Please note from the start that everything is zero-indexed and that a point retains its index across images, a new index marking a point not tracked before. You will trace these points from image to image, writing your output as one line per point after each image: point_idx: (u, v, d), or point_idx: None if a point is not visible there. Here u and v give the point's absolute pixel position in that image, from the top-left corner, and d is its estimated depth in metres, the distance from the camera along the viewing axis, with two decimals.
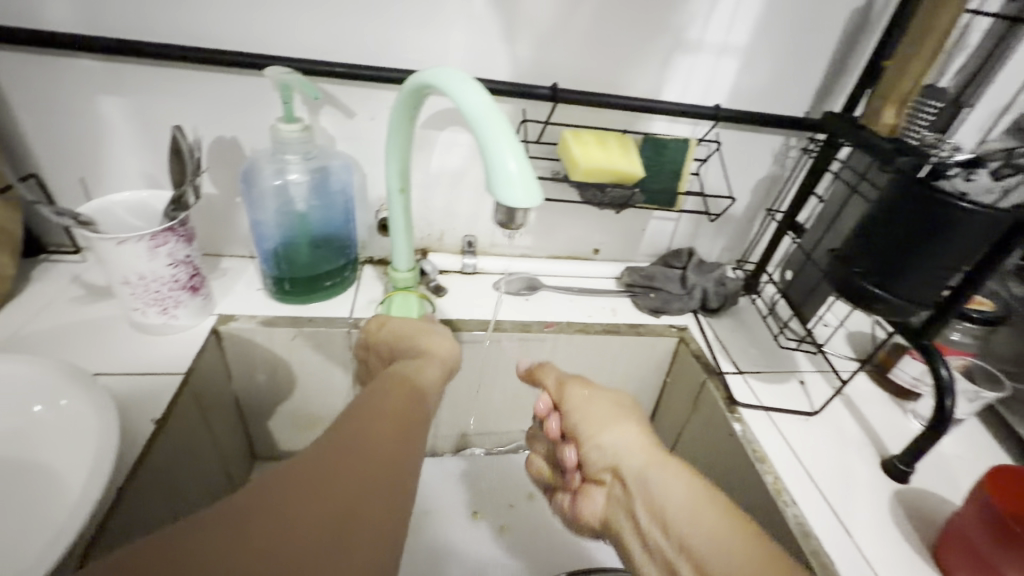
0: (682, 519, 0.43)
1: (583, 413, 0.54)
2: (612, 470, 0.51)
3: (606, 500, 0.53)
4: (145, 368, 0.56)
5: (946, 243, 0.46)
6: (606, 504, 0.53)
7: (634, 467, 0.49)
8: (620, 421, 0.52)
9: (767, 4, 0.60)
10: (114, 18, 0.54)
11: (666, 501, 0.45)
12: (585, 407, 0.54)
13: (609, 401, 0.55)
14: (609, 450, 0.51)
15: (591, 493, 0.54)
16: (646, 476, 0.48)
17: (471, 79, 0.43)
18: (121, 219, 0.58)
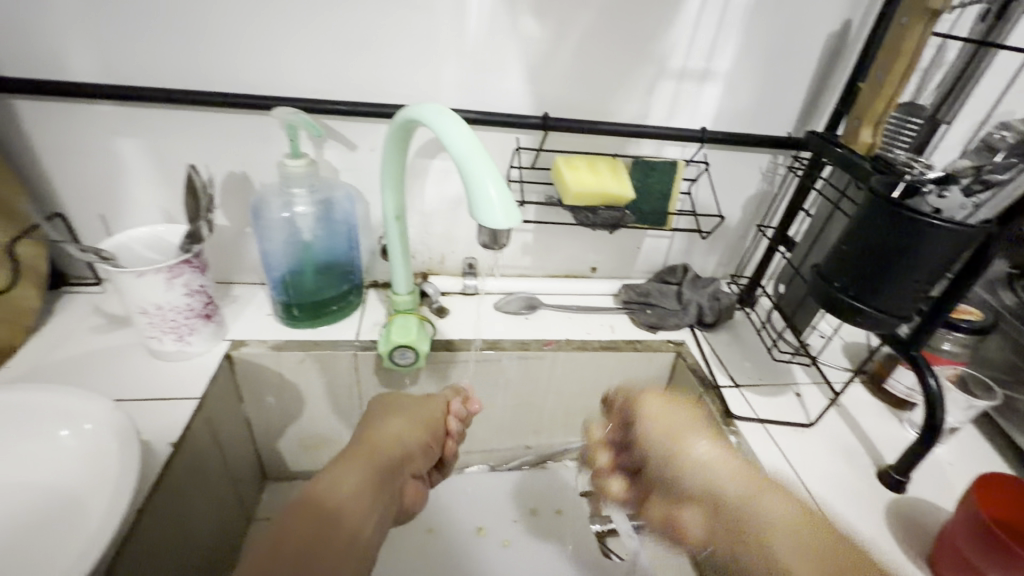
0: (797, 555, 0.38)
1: (660, 425, 0.50)
2: (703, 503, 0.45)
3: (704, 525, 0.45)
4: (161, 394, 0.59)
5: (919, 258, 0.48)
6: (701, 537, 0.46)
7: (730, 489, 0.44)
8: (707, 440, 0.48)
9: (745, 33, 0.63)
10: (133, 68, 0.58)
11: (776, 532, 0.40)
12: (665, 416, 0.51)
13: (684, 412, 0.51)
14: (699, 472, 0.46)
15: (681, 516, 0.47)
16: (742, 503, 0.43)
17: (453, 114, 0.46)
18: (140, 252, 0.62)
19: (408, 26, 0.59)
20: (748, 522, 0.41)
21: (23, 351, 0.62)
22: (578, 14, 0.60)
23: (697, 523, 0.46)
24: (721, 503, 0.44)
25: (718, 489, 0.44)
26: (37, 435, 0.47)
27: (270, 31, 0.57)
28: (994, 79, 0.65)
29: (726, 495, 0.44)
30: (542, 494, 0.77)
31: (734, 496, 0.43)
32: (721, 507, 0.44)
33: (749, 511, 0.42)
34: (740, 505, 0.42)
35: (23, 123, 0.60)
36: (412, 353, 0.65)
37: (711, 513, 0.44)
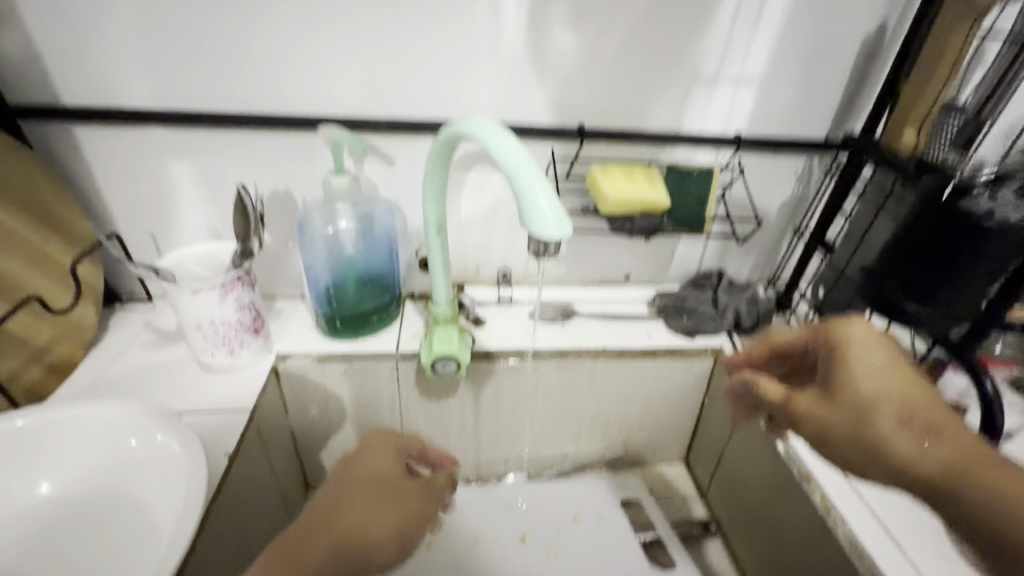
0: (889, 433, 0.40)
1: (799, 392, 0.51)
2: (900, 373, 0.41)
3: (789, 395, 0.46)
4: (215, 407, 0.61)
5: (976, 260, 0.50)
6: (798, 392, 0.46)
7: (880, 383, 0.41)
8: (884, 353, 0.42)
9: (779, 37, 0.63)
10: (186, 90, 0.60)
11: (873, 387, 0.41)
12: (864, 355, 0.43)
13: (898, 359, 0.42)
14: (875, 410, 0.40)
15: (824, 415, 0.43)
16: (874, 420, 0.40)
17: (500, 127, 0.47)
18: (192, 269, 0.64)
19: (448, 43, 0.60)
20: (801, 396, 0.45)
21: (82, 367, 0.65)
22: (614, 24, 0.61)
23: (932, 449, 0.39)
24: (929, 415, 0.40)
25: (899, 412, 0.40)
26: (108, 447, 0.49)
27: (316, 54, 0.60)
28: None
29: (926, 410, 0.40)
30: (582, 501, 0.76)
31: (883, 426, 0.40)
32: (929, 423, 0.40)
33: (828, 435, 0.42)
34: (883, 443, 0.40)
35: (83, 148, 0.63)
36: (454, 364, 0.66)
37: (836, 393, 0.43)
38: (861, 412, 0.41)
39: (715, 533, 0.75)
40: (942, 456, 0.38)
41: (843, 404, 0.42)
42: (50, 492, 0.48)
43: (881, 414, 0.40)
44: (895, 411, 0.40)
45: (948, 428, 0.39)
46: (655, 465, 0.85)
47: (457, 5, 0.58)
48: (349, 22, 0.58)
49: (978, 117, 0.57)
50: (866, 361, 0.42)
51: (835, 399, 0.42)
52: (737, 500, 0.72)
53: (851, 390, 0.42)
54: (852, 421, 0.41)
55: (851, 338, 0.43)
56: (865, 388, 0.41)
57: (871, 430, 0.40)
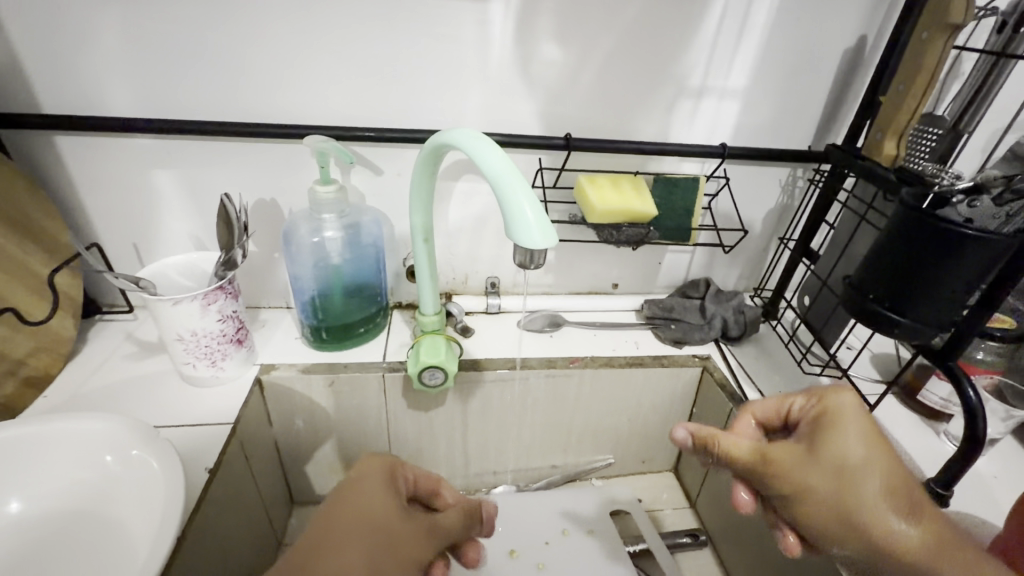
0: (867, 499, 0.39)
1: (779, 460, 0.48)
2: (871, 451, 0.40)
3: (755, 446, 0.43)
4: (196, 420, 0.59)
5: (955, 267, 0.49)
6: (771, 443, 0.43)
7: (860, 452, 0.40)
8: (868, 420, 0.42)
9: (762, 51, 0.65)
10: (170, 100, 0.60)
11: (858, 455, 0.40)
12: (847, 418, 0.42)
13: (877, 433, 0.41)
14: (860, 480, 0.39)
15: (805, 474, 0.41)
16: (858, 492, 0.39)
17: (484, 137, 0.47)
18: (174, 280, 0.63)
19: (435, 54, 0.60)
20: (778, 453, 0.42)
21: (59, 381, 0.63)
22: (600, 37, 0.62)
23: (908, 529, 0.38)
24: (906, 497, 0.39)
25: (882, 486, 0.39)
26: (83, 463, 0.48)
27: (303, 64, 0.59)
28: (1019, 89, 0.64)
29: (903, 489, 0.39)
30: (571, 513, 0.75)
31: (866, 499, 0.38)
32: (907, 502, 0.39)
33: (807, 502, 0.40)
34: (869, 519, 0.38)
35: (64, 157, 0.62)
36: (441, 374, 0.65)
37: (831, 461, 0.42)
38: (842, 480, 0.39)
39: (705, 542, 0.75)
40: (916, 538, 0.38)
41: (827, 467, 0.40)
42: (22, 511, 0.47)
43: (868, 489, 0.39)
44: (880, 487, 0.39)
45: (924, 511, 0.39)
46: (645, 475, 0.85)
47: (445, 17, 0.59)
48: (336, 33, 0.58)
49: (956, 129, 0.58)
50: (849, 431, 0.41)
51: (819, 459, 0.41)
52: (726, 509, 0.71)
53: (835, 455, 0.40)
54: (835, 487, 0.39)
55: (841, 405, 0.43)
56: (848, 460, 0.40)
57: (856, 499, 0.39)
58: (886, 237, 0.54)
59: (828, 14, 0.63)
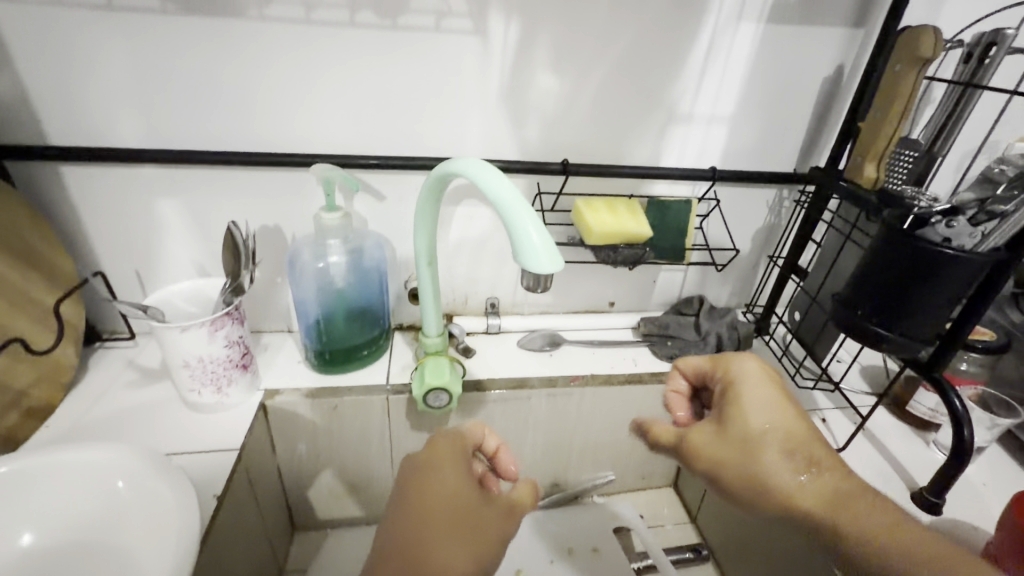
0: (762, 444, 0.44)
1: (716, 447, 0.45)
2: (806, 459, 0.43)
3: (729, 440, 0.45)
4: (202, 447, 0.59)
5: (936, 285, 0.52)
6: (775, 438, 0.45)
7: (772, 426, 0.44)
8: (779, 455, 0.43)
9: (748, 79, 0.68)
10: (178, 128, 0.61)
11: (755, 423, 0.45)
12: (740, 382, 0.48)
13: (783, 395, 0.46)
14: (760, 445, 0.44)
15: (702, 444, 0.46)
16: (756, 453, 0.44)
17: (490, 167, 0.49)
18: (179, 306, 0.63)
19: (435, 84, 0.63)
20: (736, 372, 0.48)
21: (60, 410, 0.63)
22: (593, 68, 0.65)
23: (806, 487, 0.42)
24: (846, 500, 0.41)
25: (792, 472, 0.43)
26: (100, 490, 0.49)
27: (308, 95, 0.61)
28: (988, 114, 0.68)
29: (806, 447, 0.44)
30: (576, 532, 0.76)
31: (765, 464, 0.43)
32: (808, 457, 0.43)
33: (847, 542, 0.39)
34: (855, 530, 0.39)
35: (68, 187, 0.63)
36: (446, 396, 0.66)
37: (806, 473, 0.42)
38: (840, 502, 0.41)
39: (706, 557, 0.76)
40: (820, 489, 0.42)
41: (732, 437, 0.45)
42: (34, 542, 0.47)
43: (766, 462, 0.43)
44: (779, 457, 0.43)
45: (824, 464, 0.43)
46: (644, 491, 0.85)
47: (446, 49, 0.61)
48: (341, 66, 0.60)
49: (929, 156, 0.61)
50: (751, 397, 0.46)
51: (726, 433, 0.46)
52: (729, 524, 0.72)
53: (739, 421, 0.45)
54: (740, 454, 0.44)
55: (742, 370, 0.48)
56: (754, 428, 0.45)
57: (759, 460, 0.43)
58: (868, 256, 0.57)
59: (806, 45, 0.67)
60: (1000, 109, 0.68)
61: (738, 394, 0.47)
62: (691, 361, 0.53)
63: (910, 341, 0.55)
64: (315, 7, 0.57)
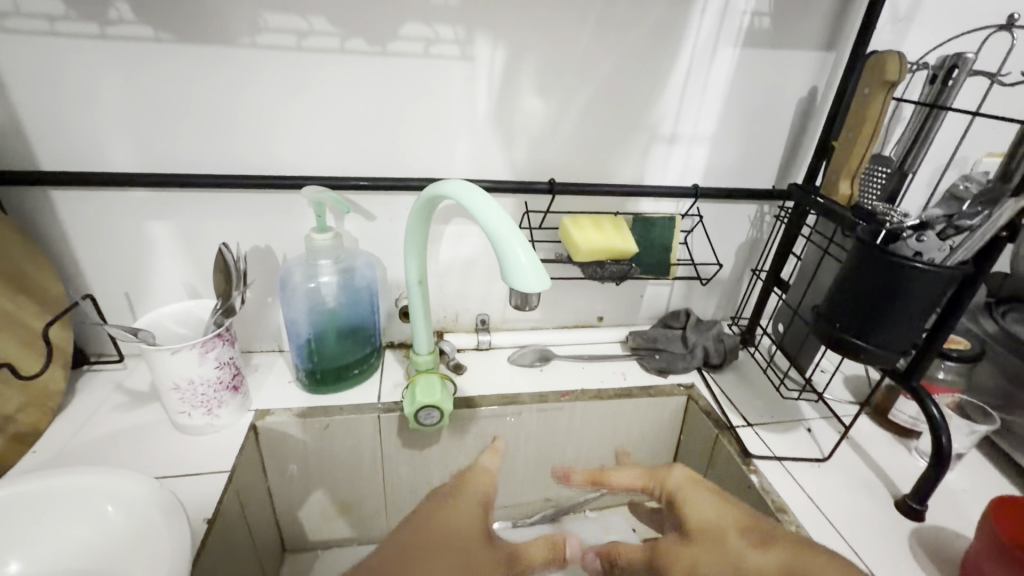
0: (718, 565, 0.38)
1: (690, 561, 0.39)
2: (761, 537, 0.39)
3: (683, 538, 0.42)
4: (192, 470, 0.59)
5: (908, 296, 0.54)
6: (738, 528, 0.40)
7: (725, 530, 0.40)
8: (749, 542, 0.39)
9: (726, 100, 0.71)
10: (170, 152, 0.62)
11: (705, 518, 0.41)
12: (684, 495, 0.44)
13: (716, 495, 0.44)
14: (728, 543, 0.39)
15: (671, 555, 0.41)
16: (730, 548, 0.39)
17: (477, 188, 0.51)
18: (170, 328, 0.63)
19: (424, 107, 0.64)
20: (671, 483, 0.46)
21: (47, 435, 0.62)
22: (578, 91, 0.67)
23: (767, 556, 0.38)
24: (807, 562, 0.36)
25: (763, 558, 0.37)
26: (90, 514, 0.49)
27: (300, 120, 0.63)
28: (953, 133, 0.71)
29: (750, 521, 0.41)
30: (569, 547, 0.76)
31: (741, 550, 0.38)
32: (760, 535, 0.39)
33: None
34: None
35: (58, 211, 0.63)
36: (437, 414, 0.67)
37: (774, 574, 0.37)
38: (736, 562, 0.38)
39: None
40: (780, 560, 0.37)
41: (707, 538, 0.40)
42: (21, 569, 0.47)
43: (741, 544, 0.39)
44: (745, 538, 0.39)
45: (784, 541, 0.39)
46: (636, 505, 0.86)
47: (434, 74, 0.63)
48: (331, 90, 0.61)
49: (898, 173, 0.64)
50: (700, 497, 0.44)
51: (688, 539, 0.41)
52: None
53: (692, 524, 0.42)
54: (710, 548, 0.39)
55: (675, 483, 0.45)
56: (703, 522, 0.41)
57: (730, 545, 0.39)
58: (845, 271, 0.59)
59: (781, 68, 0.70)
60: (965, 127, 0.71)
61: (680, 504, 0.44)
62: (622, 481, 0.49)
63: (887, 352, 0.57)
64: (306, 35, 0.58)
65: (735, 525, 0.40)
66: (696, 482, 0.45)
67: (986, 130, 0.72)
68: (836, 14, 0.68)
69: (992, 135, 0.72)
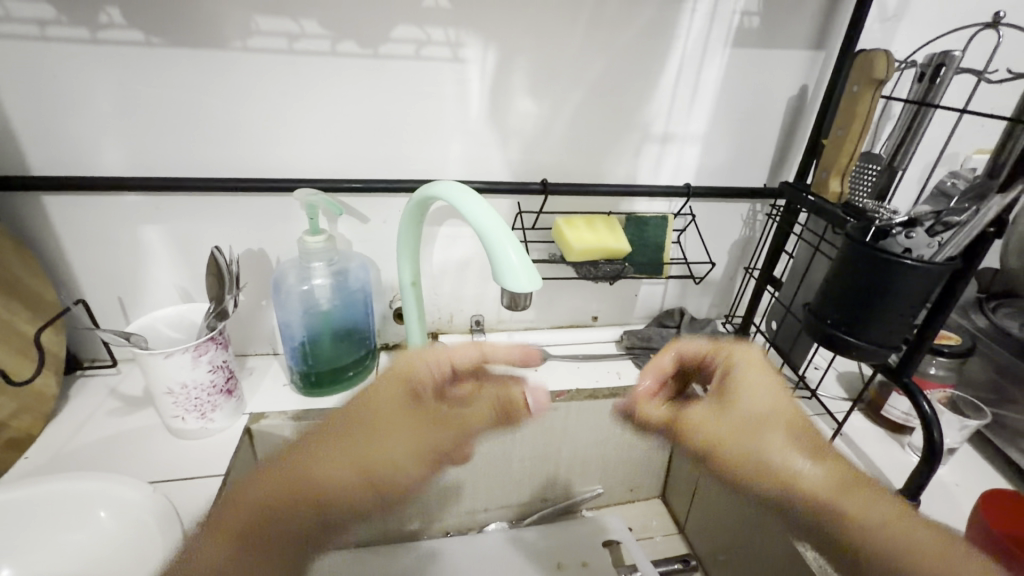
0: (761, 429, 0.49)
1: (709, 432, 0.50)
2: (817, 452, 0.48)
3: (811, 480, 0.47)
4: (186, 474, 0.59)
5: (898, 293, 0.54)
6: (797, 444, 0.49)
7: (769, 413, 0.49)
8: (788, 436, 0.49)
9: (717, 99, 0.71)
10: (163, 156, 0.62)
11: (757, 404, 0.49)
12: (748, 376, 0.50)
13: (778, 384, 0.51)
14: (761, 428, 0.49)
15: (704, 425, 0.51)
16: (764, 435, 0.49)
17: (469, 188, 0.51)
18: (163, 332, 0.63)
19: (415, 108, 0.64)
20: (730, 363, 0.52)
21: (40, 441, 0.62)
22: (570, 91, 0.67)
23: (811, 467, 0.48)
24: (856, 485, 0.46)
25: (800, 459, 0.48)
26: (93, 517, 0.50)
27: (292, 122, 0.63)
28: (940, 130, 0.72)
29: (811, 436, 0.50)
30: (566, 546, 0.76)
31: (773, 454, 0.48)
32: (812, 442, 0.49)
33: (853, 528, 0.45)
34: (842, 518, 0.45)
35: (50, 216, 0.63)
36: None
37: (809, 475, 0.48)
38: (836, 479, 0.47)
39: (695, 566, 0.76)
40: (826, 478, 0.47)
41: (740, 414, 0.49)
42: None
43: (778, 445, 0.48)
44: (785, 436, 0.48)
45: (825, 453, 0.49)
46: (632, 504, 0.86)
47: (426, 76, 0.63)
48: (323, 92, 0.62)
49: (887, 169, 0.64)
50: (755, 382, 0.50)
51: (727, 413, 0.50)
52: (721, 533, 0.72)
53: (739, 403, 0.50)
54: (750, 429, 0.49)
55: (743, 360, 0.51)
56: (756, 406, 0.49)
57: (762, 443, 0.48)
58: (837, 268, 0.59)
59: (771, 68, 0.70)
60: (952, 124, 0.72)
61: (737, 378, 0.51)
62: (689, 346, 0.55)
63: (878, 348, 0.58)
64: (297, 38, 0.58)
65: (783, 423, 0.49)
66: (760, 367, 0.51)
67: (973, 127, 0.72)
68: (826, 14, 0.68)
69: (979, 132, 0.72)
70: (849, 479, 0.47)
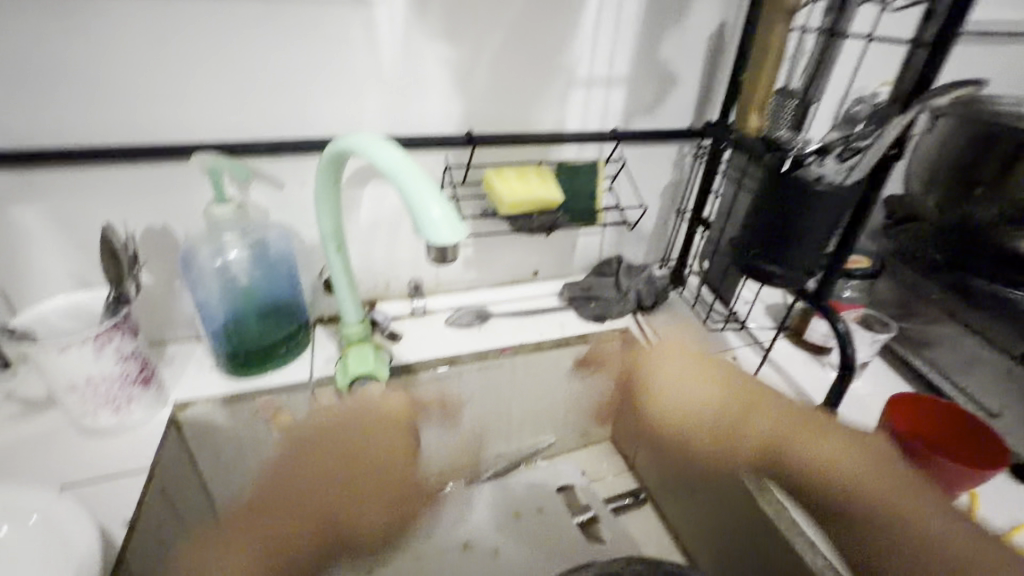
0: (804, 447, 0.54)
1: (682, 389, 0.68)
2: (840, 440, 0.52)
3: (841, 458, 0.51)
4: (106, 474, 0.55)
5: (812, 220, 0.56)
6: (851, 447, 0.51)
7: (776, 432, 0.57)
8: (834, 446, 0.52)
9: (639, 39, 0.70)
10: (27, 125, 0.54)
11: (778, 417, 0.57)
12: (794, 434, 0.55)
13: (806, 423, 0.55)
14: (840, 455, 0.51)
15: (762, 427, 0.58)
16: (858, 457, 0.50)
17: (383, 138, 0.48)
18: (57, 325, 0.57)
19: (321, 58, 0.59)
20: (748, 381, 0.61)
21: None
22: (488, 34, 0.64)
23: (848, 470, 0.51)
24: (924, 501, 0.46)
25: (851, 471, 0.50)
26: None
27: (178, 78, 0.56)
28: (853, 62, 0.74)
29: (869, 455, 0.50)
30: (521, 496, 0.78)
31: (845, 468, 0.51)
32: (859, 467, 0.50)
33: (915, 537, 0.45)
34: (910, 524, 0.46)
35: None
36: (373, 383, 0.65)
37: (809, 470, 0.54)
38: (816, 431, 0.54)
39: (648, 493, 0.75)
40: (852, 470, 0.50)
41: (839, 443, 0.52)
42: None
43: (829, 456, 0.52)
44: (841, 446, 0.52)
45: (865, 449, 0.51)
46: (584, 448, 0.89)
47: (329, 21, 0.57)
48: (210, 42, 0.55)
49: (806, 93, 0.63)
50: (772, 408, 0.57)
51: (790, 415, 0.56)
52: (663, 467, 0.76)
53: (773, 422, 0.57)
54: (836, 452, 0.52)
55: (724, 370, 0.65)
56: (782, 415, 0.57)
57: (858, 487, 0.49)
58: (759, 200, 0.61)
59: (691, 3, 0.69)
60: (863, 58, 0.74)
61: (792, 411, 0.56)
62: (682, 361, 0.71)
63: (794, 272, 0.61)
64: None
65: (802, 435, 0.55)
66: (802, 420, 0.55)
67: (877, 60, 0.75)
68: None
69: (884, 64, 0.76)
70: (919, 495, 0.47)
